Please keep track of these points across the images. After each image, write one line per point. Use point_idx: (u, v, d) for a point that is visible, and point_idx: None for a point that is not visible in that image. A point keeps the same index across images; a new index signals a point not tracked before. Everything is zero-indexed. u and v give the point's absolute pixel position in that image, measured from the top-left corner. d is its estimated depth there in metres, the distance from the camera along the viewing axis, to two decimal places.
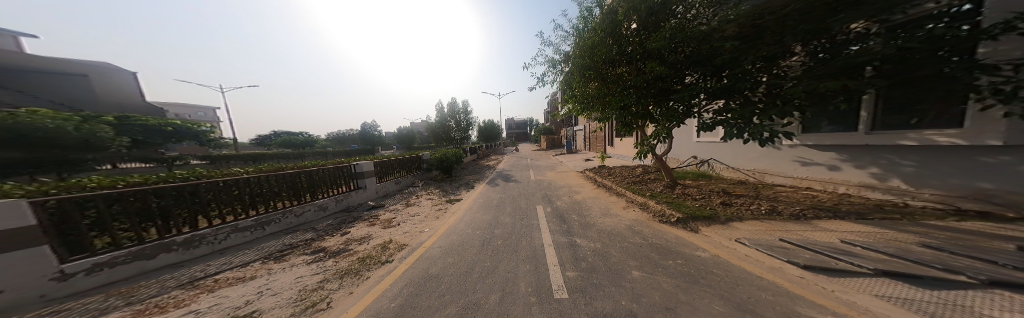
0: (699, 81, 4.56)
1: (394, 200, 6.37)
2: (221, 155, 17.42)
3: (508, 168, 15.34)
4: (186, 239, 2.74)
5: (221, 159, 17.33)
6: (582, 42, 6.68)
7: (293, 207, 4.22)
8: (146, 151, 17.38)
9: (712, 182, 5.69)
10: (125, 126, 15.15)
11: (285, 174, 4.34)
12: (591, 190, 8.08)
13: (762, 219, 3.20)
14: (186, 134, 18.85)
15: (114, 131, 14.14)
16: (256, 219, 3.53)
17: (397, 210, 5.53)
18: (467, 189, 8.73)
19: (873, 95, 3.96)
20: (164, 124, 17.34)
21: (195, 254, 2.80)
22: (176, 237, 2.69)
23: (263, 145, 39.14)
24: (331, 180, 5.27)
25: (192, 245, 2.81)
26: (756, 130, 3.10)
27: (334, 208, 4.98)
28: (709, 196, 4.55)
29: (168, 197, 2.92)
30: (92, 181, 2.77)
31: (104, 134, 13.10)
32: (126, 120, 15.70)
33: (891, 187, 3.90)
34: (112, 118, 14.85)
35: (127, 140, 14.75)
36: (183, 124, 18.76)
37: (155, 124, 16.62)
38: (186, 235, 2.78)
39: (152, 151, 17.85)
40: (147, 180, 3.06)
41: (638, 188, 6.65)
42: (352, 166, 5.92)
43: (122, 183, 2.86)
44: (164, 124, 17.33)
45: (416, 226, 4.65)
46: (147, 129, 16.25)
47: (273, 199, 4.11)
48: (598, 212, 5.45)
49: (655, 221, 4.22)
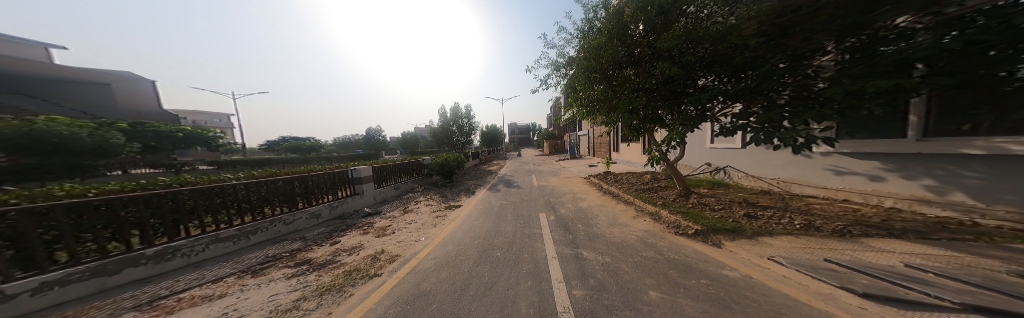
0: (717, 83, 4.29)
1: (392, 206, 6.19)
2: (228, 160, 17.77)
3: (510, 173, 15.13)
4: (156, 252, 2.57)
5: (228, 164, 17.69)
6: (588, 44, 6.51)
7: (283, 214, 4.08)
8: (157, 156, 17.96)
9: (731, 191, 5.29)
10: (139, 132, 15.93)
11: (278, 180, 4.24)
12: (597, 196, 7.75)
13: (797, 235, 2.84)
14: (197, 139, 19.47)
15: (125, 137, 14.63)
16: (240, 228, 3.39)
17: (394, 217, 5.32)
18: (468, 195, 8.47)
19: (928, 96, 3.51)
20: (174, 129, 18.07)
21: (166, 268, 2.63)
22: (145, 250, 2.51)
23: (270, 150, 40.11)
24: (327, 186, 5.15)
25: (163, 258, 2.63)
26: (789, 135, 2.78)
27: (328, 215, 4.82)
28: (730, 207, 4.18)
29: (143, 206, 2.77)
30: (65, 189, 2.64)
31: (115, 141, 13.62)
32: (138, 126, 16.46)
33: (954, 202, 3.37)
34: (125, 125, 15.45)
35: (137, 146, 15.31)
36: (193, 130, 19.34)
37: (166, 130, 17.41)
38: (158, 247, 2.61)
39: (164, 155, 18.44)
40: (125, 188, 2.93)
41: (648, 196, 6.28)
42: (350, 171, 5.81)
43: (96, 191, 2.72)
44: (174, 130, 18.12)
45: (412, 235, 4.43)
46: (159, 135, 16.78)
47: (263, 206, 3.99)
48: (606, 221, 5.08)
49: (670, 233, 3.88)
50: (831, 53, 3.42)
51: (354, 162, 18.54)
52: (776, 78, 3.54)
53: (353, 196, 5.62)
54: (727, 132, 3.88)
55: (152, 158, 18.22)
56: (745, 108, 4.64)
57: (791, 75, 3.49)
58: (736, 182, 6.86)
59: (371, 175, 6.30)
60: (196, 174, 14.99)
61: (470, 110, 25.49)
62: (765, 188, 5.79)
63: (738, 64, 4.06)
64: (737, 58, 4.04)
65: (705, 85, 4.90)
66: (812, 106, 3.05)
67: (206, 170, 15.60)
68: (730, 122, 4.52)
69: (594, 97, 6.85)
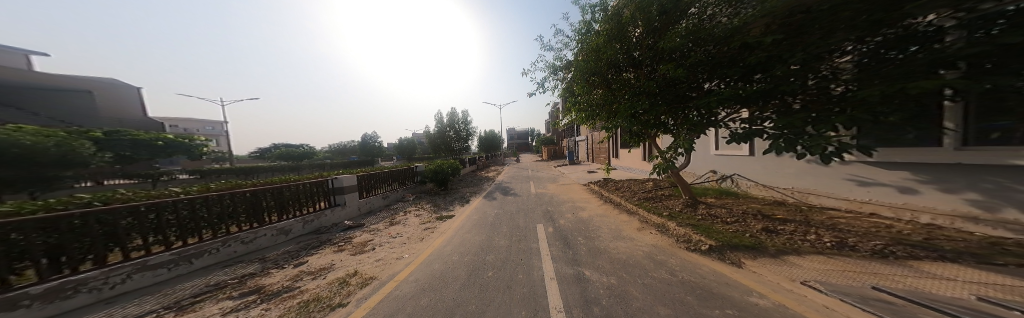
0: (725, 87, 4.12)
1: (378, 218, 5.74)
2: (213, 169, 17.10)
3: (509, 179, 14.75)
4: (47, 289, 1.91)
5: (212, 173, 16.99)
6: (586, 47, 6.36)
7: (241, 232, 3.61)
8: (136, 164, 17.21)
9: (741, 201, 4.94)
10: (114, 140, 15.37)
11: (237, 194, 3.79)
12: (597, 205, 7.36)
13: (828, 255, 2.45)
14: (179, 148, 18.93)
15: (96, 147, 14.06)
16: (179, 251, 2.84)
17: (377, 230, 4.87)
18: (462, 204, 8.03)
19: (959, 102, 3.05)
20: (154, 138, 17.86)
21: (64, 309, 1.99)
22: (30, 288, 1.86)
23: (260, 158, 39.12)
24: (297, 198, 4.70)
25: (61, 296, 1.99)
26: (819, 143, 2.42)
27: (301, 230, 4.38)
28: (744, 220, 3.81)
29: (38, 231, 2.17)
30: None
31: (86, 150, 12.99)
32: (114, 134, 15.92)
33: (1006, 221, 2.81)
34: (100, 133, 14.78)
35: (109, 156, 14.67)
36: (175, 138, 18.90)
37: (146, 138, 17.15)
38: (55, 281, 1.99)
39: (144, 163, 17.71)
40: (20, 209, 2.40)
41: (653, 206, 5.93)
42: (331, 181, 5.41)
43: None
44: (153, 139, 17.72)
45: (394, 251, 4.00)
46: (136, 142, 16.36)
47: (222, 224, 3.64)
48: (609, 234, 4.67)
49: (681, 248, 3.49)
50: (852, 53, 3.13)
51: (348, 168, 18.06)
52: (794, 79, 3.23)
53: (333, 208, 5.18)
54: (740, 138, 3.57)
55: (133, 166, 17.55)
56: (755, 112, 4.36)
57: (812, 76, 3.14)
58: (745, 191, 6.54)
59: (356, 184, 5.89)
60: (177, 184, 14.33)
61: (467, 116, 25.28)
62: (779, 199, 5.43)
63: (746, 66, 3.81)
64: (745, 59, 3.78)
65: (710, 89, 4.66)
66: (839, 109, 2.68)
67: (187, 179, 14.93)
68: (740, 128, 4.21)
69: (594, 101, 6.69)
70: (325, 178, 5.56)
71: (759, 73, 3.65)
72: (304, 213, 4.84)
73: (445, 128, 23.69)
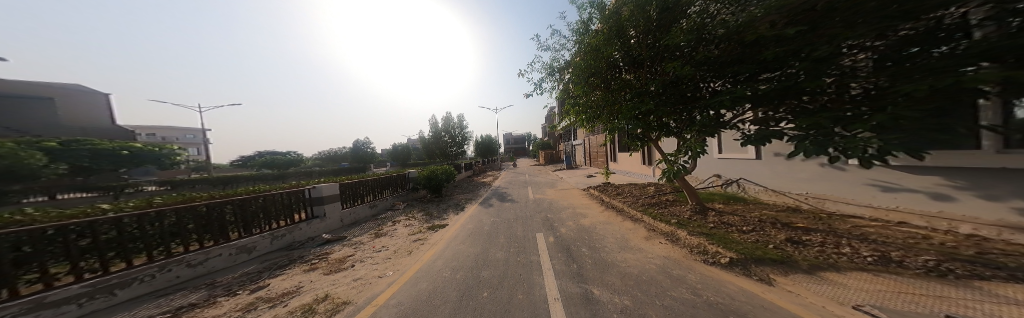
0: (734, 86, 3.89)
1: (363, 229, 5.25)
2: (187, 179, 16.09)
3: (507, 185, 14.35)
4: None
5: (186, 183, 15.96)
6: (585, 46, 6.16)
7: (187, 253, 2.97)
8: (102, 174, 16.06)
9: (752, 207, 4.65)
10: (70, 151, 14.33)
11: (191, 208, 3.27)
12: (599, 212, 7.01)
13: (875, 272, 2.12)
14: (147, 157, 17.82)
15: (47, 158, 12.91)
16: (92, 284, 2.14)
17: (361, 243, 4.40)
18: (456, 211, 7.57)
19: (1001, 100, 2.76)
20: (120, 147, 16.93)
21: None
22: None
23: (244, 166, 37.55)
24: (268, 210, 4.19)
25: None
26: (858, 144, 2.06)
27: (269, 247, 3.83)
28: (762, 229, 3.50)
29: None
30: None
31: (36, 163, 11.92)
32: (71, 145, 14.84)
33: None
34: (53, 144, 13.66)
35: (61, 168, 13.55)
36: (143, 147, 17.91)
37: (108, 147, 16.12)
38: None
39: (111, 173, 16.57)
40: None
41: (658, 213, 5.62)
42: (309, 190, 4.94)
43: None
44: (118, 148, 16.90)
45: (376, 268, 3.54)
46: (98, 153, 15.65)
47: (163, 246, 3.00)
48: (616, 245, 4.33)
49: (697, 261, 3.15)
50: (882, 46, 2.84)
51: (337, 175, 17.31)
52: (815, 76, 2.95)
53: (310, 220, 4.67)
54: (756, 140, 3.25)
55: (99, 176, 16.39)
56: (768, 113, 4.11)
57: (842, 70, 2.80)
58: (753, 196, 6.32)
59: (338, 193, 5.41)
60: (144, 195, 13.33)
61: (462, 121, 24.91)
62: (793, 205, 5.17)
63: (759, 62, 3.55)
64: (757, 55, 3.53)
65: (717, 89, 4.43)
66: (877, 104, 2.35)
67: (156, 191, 13.91)
68: (753, 130, 3.94)
69: (595, 103, 6.44)
70: (303, 186, 5.09)
71: (777, 69, 3.35)
72: (275, 227, 4.32)
73: (439, 133, 23.21)
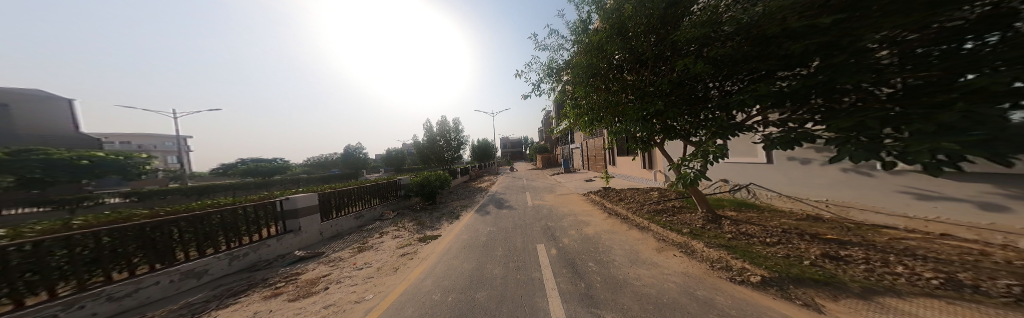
0: (749, 85, 3.60)
1: (345, 243, 4.73)
2: (158, 189, 14.88)
3: (504, 190, 13.88)
4: None
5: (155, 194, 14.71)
6: (586, 45, 5.90)
7: (110, 284, 2.32)
8: (62, 185, 14.70)
9: (767, 215, 4.34)
10: (20, 161, 12.90)
11: (127, 226, 2.69)
12: (602, 220, 6.64)
13: (949, 299, 1.75)
14: (113, 167, 16.34)
15: None
16: None
17: (341, 259, 3.90)
18: (450, 220, 7.08)
19: None
20: (78, 156, 15.24)
21: None
22: None
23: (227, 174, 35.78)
24: (231, 225, 3.66)
25: None
26: (926, 147, 1.67)
27: (226, 270, 3.22)
28: (790, 242, 3.14)
29: None
30: None
31: None
32: (21, 154, 13.35)
33: None
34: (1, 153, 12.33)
35: (11, 179, 12.21)
36: (107, 156, 16.28)
37: (64, 157, 14.40)
38: None
39: (73, 183, 15.17)
40: None
41: (667, 221, 5.26)
42: (283, 201, 4.41)
43: None
44: (77, 157, 15.10)
45: (354, 291, 3.03)
46: (52, 163, 13.89)
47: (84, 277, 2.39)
48: (625, 258, 3.94)
49: (723, 279, 2.76)
50: None
51: (323, 184, 16.33)
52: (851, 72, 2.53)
53: (282, 235, 4.13)
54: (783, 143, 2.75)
55: (59, 187, 14.95)
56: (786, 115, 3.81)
57: (879, 63, 2.45)
58: (766, 202, 6.07)
59: (317, 204, 4.88)
60: (107, 209, 12.15)
61: (458, 125, 24.46)
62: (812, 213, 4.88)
63: (779, 58, 3.24)
64: (777, 51, 3.23)
65: (728, 89, 4.14)
66: (932, 101, 2.03)
67: (121, 203, 12.71)
68: (773, 132, 3.62)
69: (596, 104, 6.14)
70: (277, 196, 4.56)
71: (801, 65, 3.03)
72: (239, 244, 3.75)
73: (434, 138, 22.67)
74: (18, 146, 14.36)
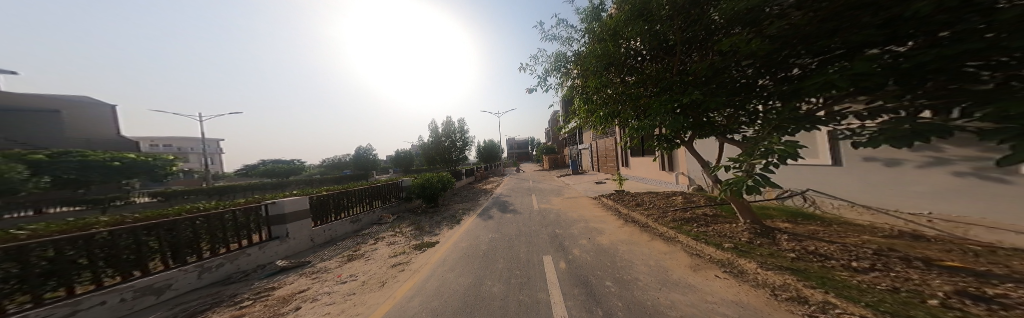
0: (822, 64, 2.73)
1: (336, 250, 4.44)
2: (182, 189, 15.64)
3: (509, 193, 13.29)
4: None
5: (177, 194, 15.47)
6: (601, 30, 5.20)
7: (41, 305, 1.90)
8: (98, 186, 15.66)
9: (838, 230, 3.50)
10: (58, 164, 13.62)
11: (89, 234, 2.37)
12: (618, 227, 5.90)
13: None
14: (144, 169, 17.29)
15: (32, 170, 12.32)
16: None
17: (326, 271, 3.56)
18: (450, 225, 6.66)
19: None
20: (112, 158, 16.09)
21: None
22: None
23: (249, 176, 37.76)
24: (208, 233, 3.41)
25: None
26: None
27: (190, 285, 2.88)
28: (888, 270, 2.31)
29: None
30: None
31: (18, 175, 11.33)
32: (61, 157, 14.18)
33: None
34: (43, 156, 13.20)
35: (50, 180, 12.92)
36: (136, 159, 17.17)
37: (97, 159, 15.12)
38: None
39: (108, 183, 16.17)
40: None
41: (699, 232, 4.45)
42: (267, 206, 4.15)
43: None
44: (110, 159, 15.91)
45: (331, 310, 2.62)
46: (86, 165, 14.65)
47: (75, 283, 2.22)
48: (651, 278, 3.23)
49: (796, 315, 2.00)
50: None
51: (328, 186, 16.44)
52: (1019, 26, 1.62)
53: (266, 242, 3.90)
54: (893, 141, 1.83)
55: (98, 187, 16.01)
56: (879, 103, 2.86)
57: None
58: (830, 213, 4.90)
59: (307, 209, 4.68)
60: (134, 209, 12.85)
61: (464, 126, 24.35)
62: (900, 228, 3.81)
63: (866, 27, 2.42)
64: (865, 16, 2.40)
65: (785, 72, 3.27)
66: None
67: (148, 203, 13.47)
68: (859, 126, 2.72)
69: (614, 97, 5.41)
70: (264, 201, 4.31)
71: (909, 36, 2.16)
72: (218, 251, 3.48)
73: (441, 139, 22.67)
74: (64, 150, 15.59)
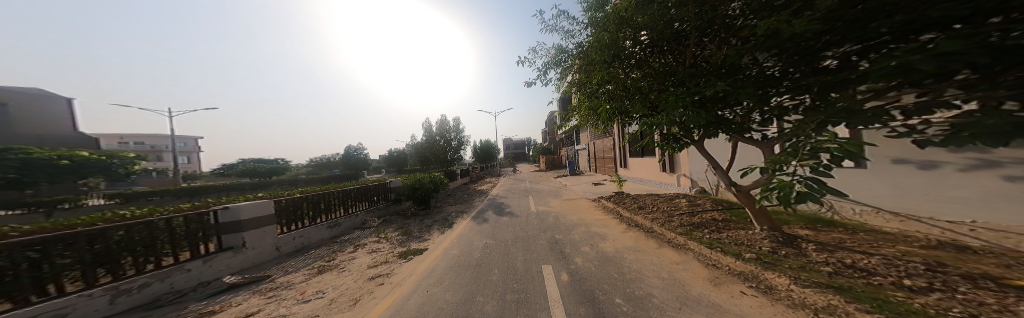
0: (869, 49, 2.37)
1: (306, 261, 3.88)
2: (144, 191, 14.39)
3: (506, 194, 12.85)
4: None
5: (140, 195, 14.20)
6: (608, 19, 4.83)
7: None
8: (48, 186, 14.18)
9: (866, 238, 3.22)
10: None
11: None
12: (621, 232, 5.53)
13: None
14: (99, 167, 15.72)
15: None
16: None
17: (288, 287, 3.02)
18: (441, 229, 6.15)
19: None
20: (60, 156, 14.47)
21: None
22: None
23: (226, 175, 35.76)
24: (136, 246, 2.77)
25: None
26: None
27: (100, 313, 2.28)
28: (954, 289, 1.93)
29: None
30: None
31: None
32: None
33: None
34: None
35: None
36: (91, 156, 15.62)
37: (43, 156, 13.59)
38: None
39: (61, 183, 14.68)
40: None
41: (712, 239, 4.09)
42: (215, 215, 3.66)
43: None
44: (56, 157, 14.26)
45: None
46: (29, 163, 13.14)
47: None
48: (667, 295, 2.80)
49: None
50: None
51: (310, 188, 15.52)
52: None
53: (213, 255, 3.36)
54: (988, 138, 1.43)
55: (46, 188, 14.48)
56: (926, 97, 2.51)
57: None
58: (848, 219, 4.64)
59: (268, 215, 4.19)
60: (87, 212, 11.62)
61: (459, 125, 23.76)
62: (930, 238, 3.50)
63: None
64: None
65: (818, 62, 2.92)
66: None
67: (103, 205, 12.23)
68: (911, 123, 2.36)
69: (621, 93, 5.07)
70: (214, 208, 3.73)
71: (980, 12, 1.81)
72: (147, 268, 2.88)
73: (435, 138, 22.03)
74: (7, 146, 14.02)
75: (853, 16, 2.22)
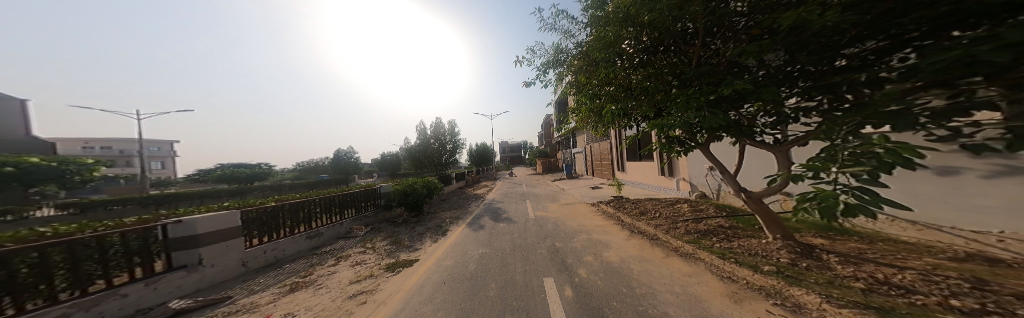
0: (897, 45, 2.20)
1: (276, 278, 3.43)
2: (107, 200, 13.32)
3: (502, 198, 12.51)
4: None
5: (102, 204, 13.12)
6: (609, 18, 4.66)
7: None
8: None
9: (886, 249, 3.04)
10: None
11: None
12: (624, 240, 5.28)
13: None
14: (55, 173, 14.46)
15: None
16: None
17: (249, 310, 2.58)
18: (434, 236, 5.76)
19: None
20: (8, 161, 13.20)
21: None
22: None
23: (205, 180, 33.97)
24: (52, 270, 2.29)
25: None
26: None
27: None
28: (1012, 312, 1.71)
29: None
30: None
31: None
32: None
33: None
34: None
35: None
36: (44, 162, 14.35)
37: None
38: None
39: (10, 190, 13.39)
40: None
41: (723, 249, 3.87)
42: (163, 230, 3.21)
43: None
44: (3, 162, 12.97)
45: None
46: None
47: None
48: (685, 314, 2.53)
49: None
50: None
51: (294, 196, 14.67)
52: None
53: (159, 276, 2.90)
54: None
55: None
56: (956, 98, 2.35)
57: None
58: (856, 225, 4.52)
59: (233, 227, 3.75)
60: (39, 224, 10.61)
61: (454, 128, 23.37)
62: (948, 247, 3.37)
63: None
64: None
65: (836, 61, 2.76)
66: None
67: (58, 216, 11.20)
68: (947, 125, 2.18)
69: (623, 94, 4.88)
70: (164, 222, 3.27)
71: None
72: (67, 297, 2.40)
73: (429, 141, 21.55)
74: None
75: (884, 9, 2.03)
